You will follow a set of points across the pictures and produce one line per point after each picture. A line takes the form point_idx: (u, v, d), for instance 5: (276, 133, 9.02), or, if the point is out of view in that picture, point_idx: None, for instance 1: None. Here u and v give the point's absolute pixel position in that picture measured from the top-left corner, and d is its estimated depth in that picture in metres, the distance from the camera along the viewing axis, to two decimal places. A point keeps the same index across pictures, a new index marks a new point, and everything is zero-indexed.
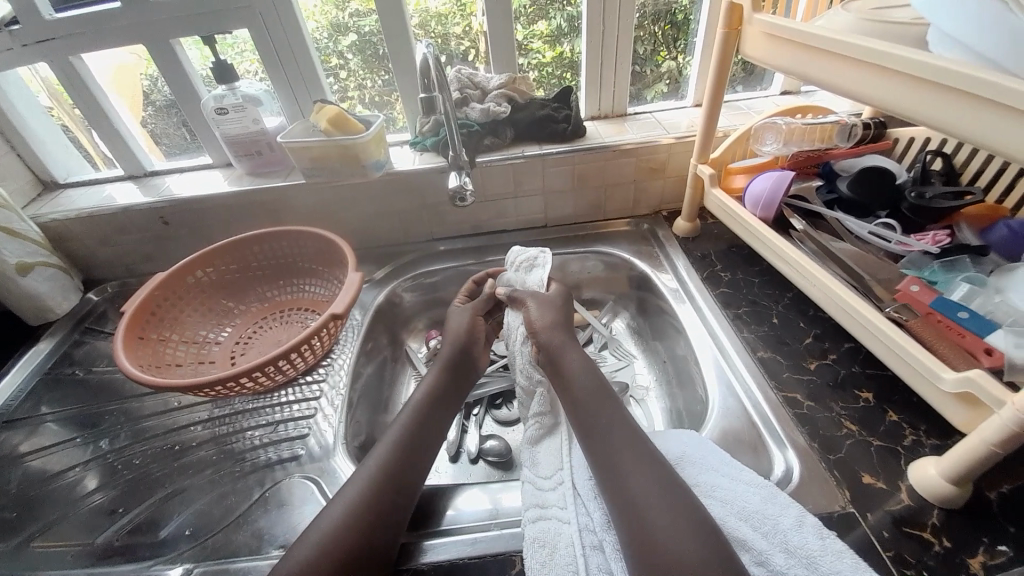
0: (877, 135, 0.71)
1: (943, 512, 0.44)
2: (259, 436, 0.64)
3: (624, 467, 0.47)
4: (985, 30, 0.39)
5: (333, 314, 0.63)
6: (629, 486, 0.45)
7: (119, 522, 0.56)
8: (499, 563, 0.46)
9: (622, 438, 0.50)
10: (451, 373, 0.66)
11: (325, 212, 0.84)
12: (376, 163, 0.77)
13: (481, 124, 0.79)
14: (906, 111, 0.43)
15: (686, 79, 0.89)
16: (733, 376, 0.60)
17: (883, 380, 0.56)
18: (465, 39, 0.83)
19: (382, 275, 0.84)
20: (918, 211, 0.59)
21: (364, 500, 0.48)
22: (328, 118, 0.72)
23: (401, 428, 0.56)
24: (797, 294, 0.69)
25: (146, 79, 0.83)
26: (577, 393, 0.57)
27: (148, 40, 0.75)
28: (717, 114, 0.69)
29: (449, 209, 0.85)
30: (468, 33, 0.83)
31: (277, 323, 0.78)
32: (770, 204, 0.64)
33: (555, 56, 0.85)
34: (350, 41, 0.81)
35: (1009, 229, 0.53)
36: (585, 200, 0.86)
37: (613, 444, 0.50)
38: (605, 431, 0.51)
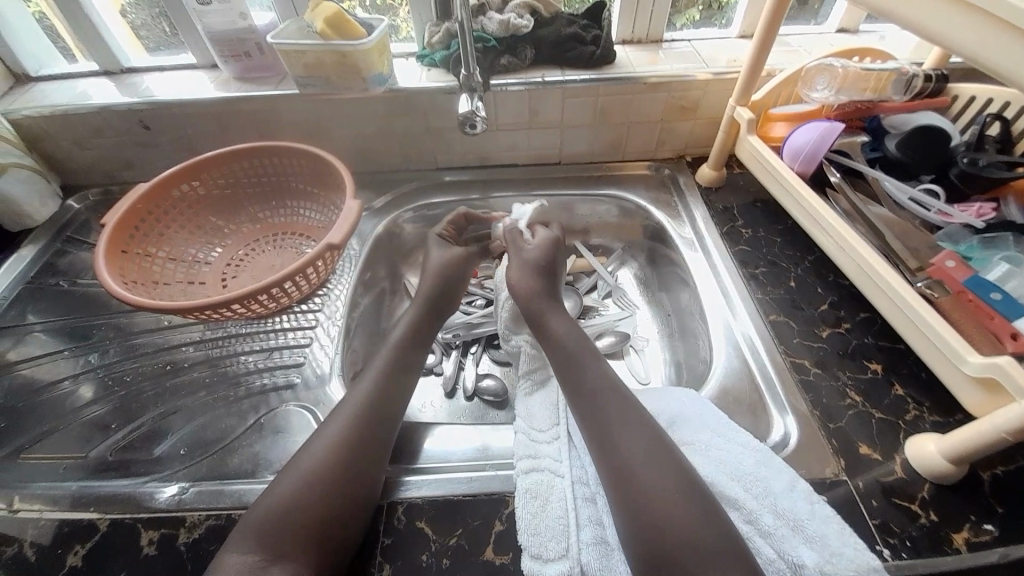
0: (937, 90, 0.64)
1: (935, 487, 0.45)
2: (254, 361, 0.63)
3: (611, 421, 0.47)
4: None
5: (330, 244, 0.59)
6: (617, 443, 0.45)
7: (114, 436, 0.56)
8: (493, 502, 0.47)
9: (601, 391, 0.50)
10: (424, 305, 0.63)
11: (318, 130, 0.77)
12: (377, 76, 0.69)
13: (498, 40, 0.71)
14: (986, 62, 0.37)
15: (731, 7, 0.79)
16: (742, 339, 0.58)
17: (894, 353, 0.54)
18: None
19: (381, 204, 0.79)
20: (966, 178, 0.54)
21: (351, 438, 0.48)
22: (325, 17, 0.63)
23: (377, 360, 0.56)
24: (818, 258, 0.65)
25: None
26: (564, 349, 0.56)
27: None
28: (767, 52, 0.61)
29: (457, 135, 0.78)
30: None
31: (270, 247, 0.75)
32: (811, 158, 0.59)
33: None
34: None
35: None
36: (604, 138, 0.79)
37: (594, 400, 0.50)
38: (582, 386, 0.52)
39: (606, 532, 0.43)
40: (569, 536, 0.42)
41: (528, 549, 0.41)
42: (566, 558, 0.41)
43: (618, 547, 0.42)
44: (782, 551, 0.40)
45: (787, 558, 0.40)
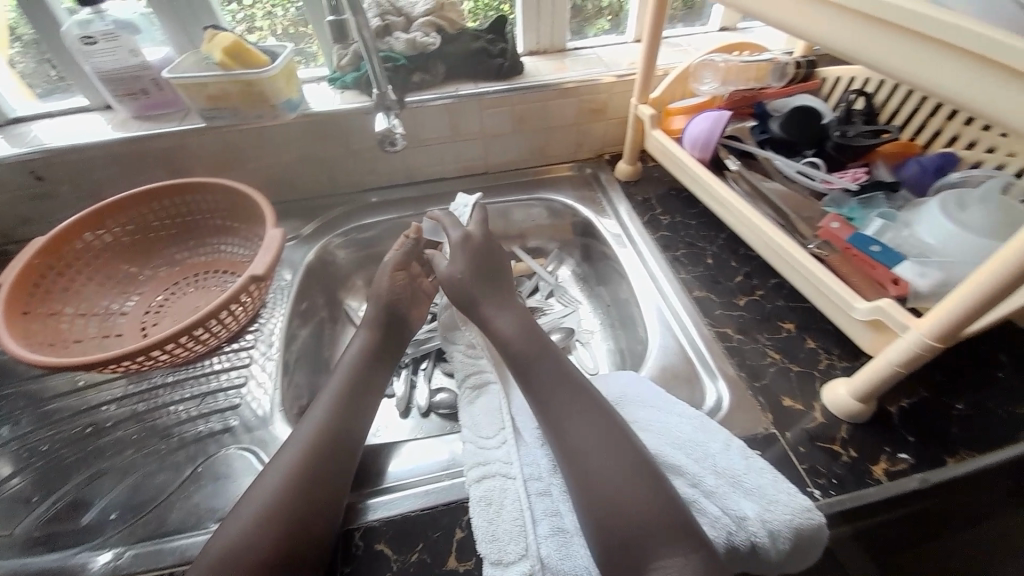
0: (807, 75, 0.72)
1: (850, 426, 0.49)
2: (186, 409, 0.59)
3: (561, 415, 0.48)
4: None
5: (253, 276, 0.57)
6: (569, 436, 0.46)
7: (37, 510, 0.51)
8: (451, 512, 0.47)
9: (543, 387, 0.51)
10: (381, 332, 0.63)
11: (234, 164, 0.75)
12: (288, 103, 0.68)
13: (408, 58, 0.72)
14: (836, 48, 0.42)
15: (626, 15, 0.85)
16: (672, 318, 0.62)
17: (803, 311, 0.60)
18: None
19: (310, 231, 0.77)
20: (841, 149, 0.61)
21: (306, 467, 0.46)
22: (224, 48, 0.62)
23: (333, 392, 0.54)
24: (730, 235, 0.71)
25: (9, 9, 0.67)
26: (511, 344, 0.56)
27: None
28: (656, 52, 0.66)
29: (380, 154, 0.78)
30: None
31: (193, 288, 0.71)
32: (707, 144, 0.64)
33: None
34: None
35: (921, 166, 0.58)
36: (526, 144, 0.82)
37: (544, 397, 0.50)
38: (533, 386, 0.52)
39: (563, 521, 0.43)
40: (526, 534, 0.42)
41: (488, 557, 0.41)
42: (525, 557, 0.41)
43: (577, 531, 0.43)
44: (726, 507, 0.42)
45: (731, 512, 0.42)
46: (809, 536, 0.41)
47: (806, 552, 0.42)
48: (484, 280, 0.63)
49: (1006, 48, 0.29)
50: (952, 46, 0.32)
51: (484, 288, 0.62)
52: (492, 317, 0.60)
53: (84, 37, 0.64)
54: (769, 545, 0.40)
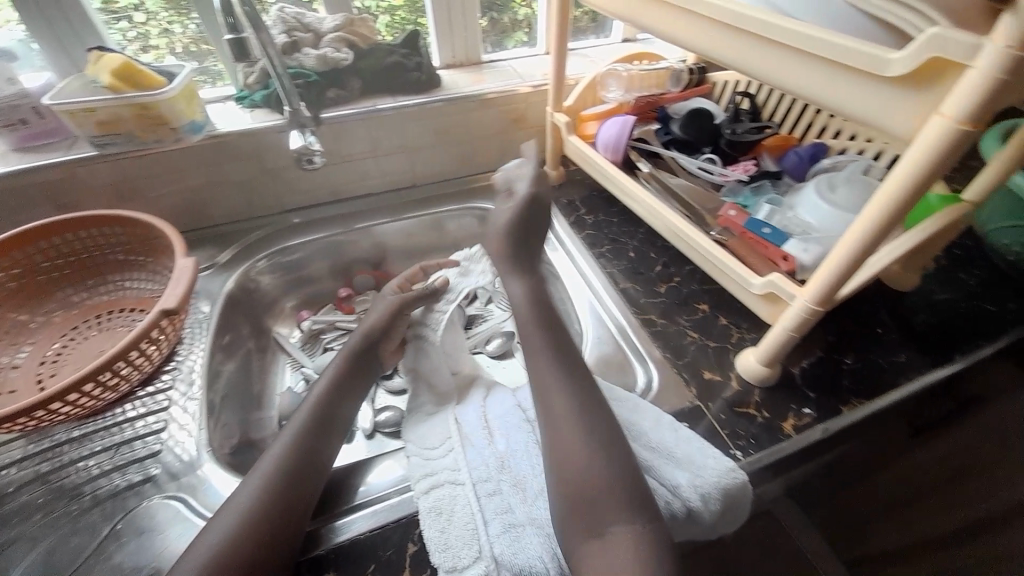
0: (699, 80, 0.80)
1: (762, 390, 0.55)
2: (97, 464, 0.53)
3: (544, 406, 0.52)
4: None
5: (164, 310, 0.53)
6: (553, 418, 0.50)
7: None
8: (401, 528, 0.46)
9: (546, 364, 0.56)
10: (363, 355, 0.63)
11: (135, 192, 0.69)
12: (191, 125, 0.65)
13: (319, 74, 0.71)
14: (713, 55, 0.47)
15: (536, 27, 0.89)
16: (603, 311, 0.66)
17: (715, 292, 0.66)
18: None
19: (227, 258, 0.73)
20: (733, 145, 0.69)
21: (273, 487, 0.46)
22: (114, 70, 0.58)
23: (301, 421, 0.53)
24: (648, 229, 0.76)
25: None
26: (524, 310, 0.63)
27: None
28: (564, 63, 0.70)
29: (299, 173, 0.76)
30: None
31: (98, 330, 0.64)
32: (619, 146, 0.69)
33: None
34: None
35: (798, 156, 0.66)
36: (451, 155, 0.83)
37: (539, 375, 0.55)
38: (534, 370, 0.56)
39: (514, 517, 0.44)
40: (478, 536, 0.42)
41: (442, 566, 0.41)
42: (480, 559, 0.41)
43: (527, 522, 0.44)
44: (662, 480, 0.46)
45: (666, 483, 0.46)
46: (736, 494, 0.45)
47: (736, 509, 0.46)
48: (521, 252, 0.68)
49: (844, 51, 0.35)
50: (802, 50, 0.38)
51: (517, 258, 0.68)
52: (508, 284, 0.67)
53: None
54: (702, 507, 0.44)
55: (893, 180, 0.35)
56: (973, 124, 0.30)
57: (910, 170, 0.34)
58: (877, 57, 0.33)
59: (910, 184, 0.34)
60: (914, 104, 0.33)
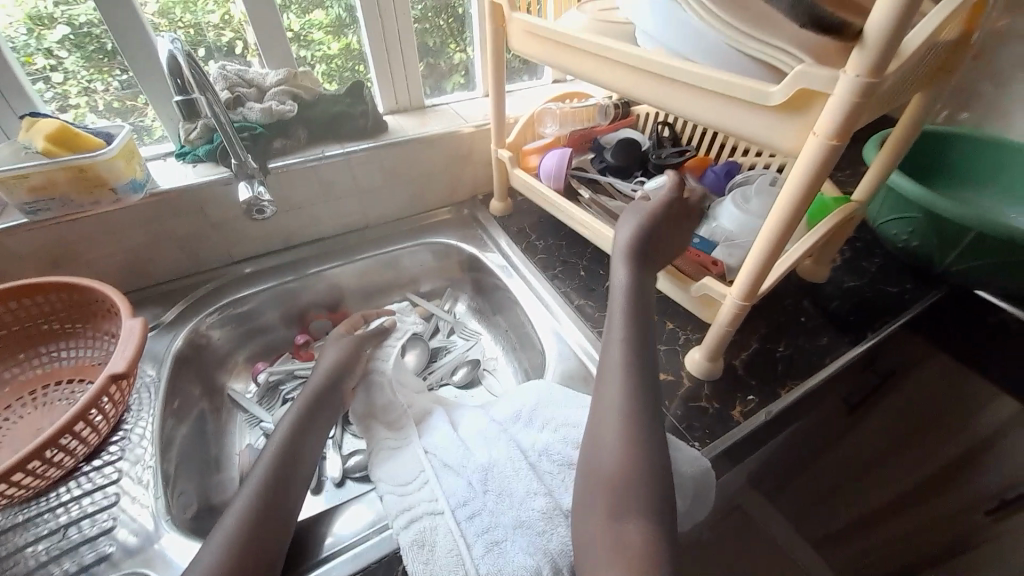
0: (624, 112, 0.89)
1: (711, 384, 0.60)
2: (44, 550, 0.48)
3: (597, 404, 0.49)
4: (659, 18, 0.48)
5: (113, 375, 0.50)
6: (598, 420, 0.48)
7: None
8: (385, 566, 0.46)
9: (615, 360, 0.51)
10: (325, 396, 0.59)
11: (68, 256, 0.66)
12: (132, 184, 0.64)
13: (265, 126, 0.72)
14: (627, 93, 0.53)
15: (472, 72, 0.95)
16: (563, 329, 0.70)
17: (660, 301, 0.71)
18: (226, 29, 0.74)
19: (173, 316, 0.71)
20: (660, 168, 0.77)
21: (235, 554, 0.41)
22: (48, 135, 0.57)
23: (264, 472, 0.48)
24: (594, 248, 0.82)
25: None
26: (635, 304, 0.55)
27: None
28: (503, 104, 0.76)
29: (248, 223, 0.75)
30: (228, 23, 0.74)
31: (32, 407, 0.60)
32: (560, 175, 0.75)
33: (342, 48, 0.83)
34: (59, 36, 0.65)
35: (716, 174, 0.75)
36: (401, 194, 0.86)
37: (607, 371, 0.51)
38: (604, 365, 0.52)
39: (495, 535, 0.45)
40: (462, 560, 0.43)
41: None
42: None
43: (506, 537, 0.45)
44: None
45: None
46: (698, 481, 0.49)
47: (702, 496, 0.49)
48: (648, 245, 0.58)
49: (732, 86, 0.42)
50: (699, 86, 0.45)
51: (642, 250, 0.57)
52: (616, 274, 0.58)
53: None
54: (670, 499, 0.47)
55: (786, 192, 0.42)
56: (840, 138, 0.37)
57: (797, 181, 0.40)
58: (761, 91, 0.40)
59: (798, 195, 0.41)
60: (795, 126, 0.40)
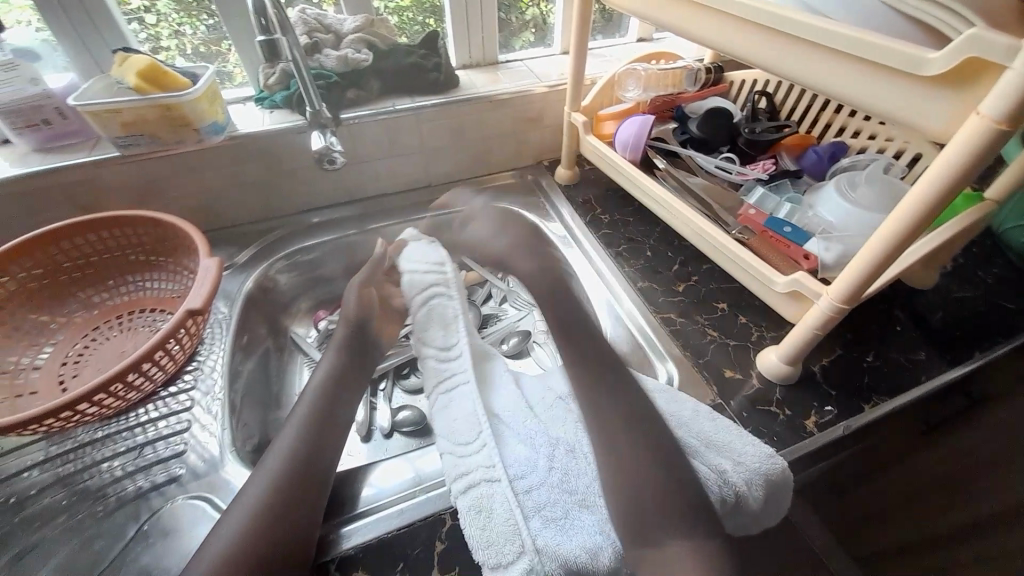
0: (716, 80, 0.80)
1: (784, 388, 0.55)
2: (120, 466, 0.53)
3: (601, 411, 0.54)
4: None
5: (190, 311, 0.53)
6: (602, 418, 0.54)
7: None
8: (429, 525, 0.46)
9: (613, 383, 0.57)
10: (346, 362, 0.68)
11: (154, 193, 0.70)
12: (214, 126, 0.65)
13: (339, 74, 0.72)
14: (738, 53, 0.46)
15: (551, 27, 0.89)
16: (622, 310, 0.66)
17: (732, 292, 0.66)
18: None
19: (246, 258, 0.74)
20: (750, 144, 0.69)
21: (277, 489, 0.47)
22: (139, 71, 0.59)
23: (304, 413, 0.58)
24: (664, 228, 0.76)
25: None
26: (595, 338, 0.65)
27: None
28: (584, 61, 0.70)
29: (317, 173, 0.76)
30: None
31: (119, 332, 0.65)
32: (637, 145, 0.69)
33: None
34: None
35: (817, 155, 0.66)
36: (466, 155, 0.84)
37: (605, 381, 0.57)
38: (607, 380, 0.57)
39: (553, 513, 0.44)
40: (519, 530, 0.42)
41: (487, 563, 0.41)
42: (524, 555, 0.41)
43: (564, 514, 0.44)
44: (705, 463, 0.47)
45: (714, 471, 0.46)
46: (778, 480, 0.46)
47: (778, 497, 0.47)
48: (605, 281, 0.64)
49: (873, 49, 0.35)
50: (828, 48, 0.38)
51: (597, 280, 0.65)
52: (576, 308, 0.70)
53: None
54: (746, 492, 0.45)
55: (920, 188, 0.35)
56: (1010, 125, 0.29)
57: (939, 174, 0.33)
58: (912, 56, 0.33)
59: (920, 207, 0.35)
60: (948, 103, 0.33)
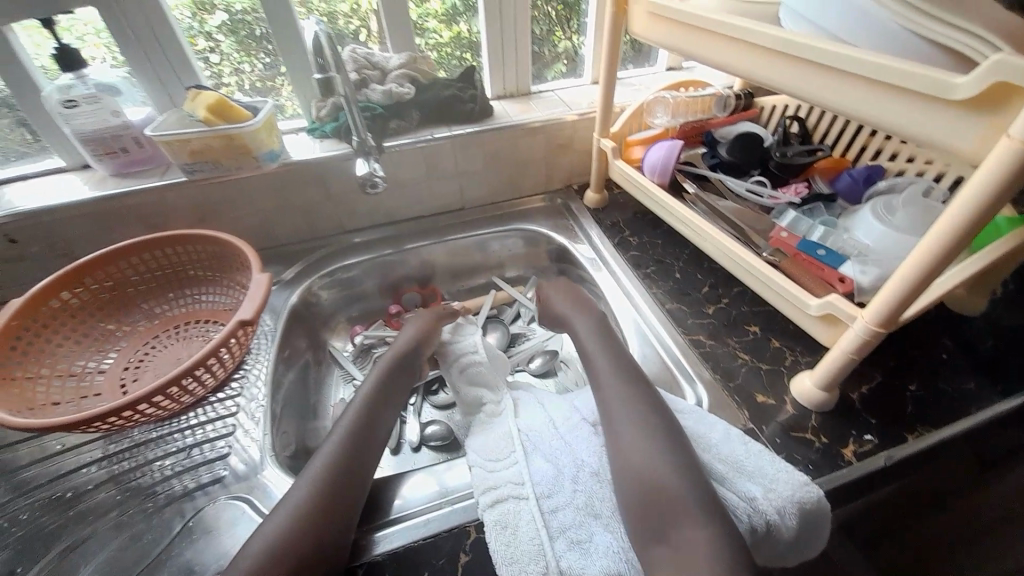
0: (747, 104, 0.82)
1: (820, 415, 0.53)
2: (170, 466, 0.57)
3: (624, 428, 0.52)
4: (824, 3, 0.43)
5: (242, 321, 0.57)
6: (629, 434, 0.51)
7: None
8: (454, 536, 0.47)
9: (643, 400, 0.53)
10: (398, 371, 0.66)
11: (213, 214, 0.76)
12: (270, 154, 0.71)
13: (384, 107, 0.77)
14: (765, 81, 0.48)
15: (582, 58, 0.93)
16: (648, 329, 0.66)
17: (765, 315, 0.65)
18: (355, 18, 0.79)
19: (292, 275, 0.78)
20: (782, 168, 0.69)
21: (317, 498, 0.47)
22: (208, 106, 0.65)
23: (351, 419, 0.57)
24: (693, 250, 0.76)
25: None
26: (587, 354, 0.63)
27: None
28: (612, 90, 0.73)
29: (359, 196, 0.81)
30: (357, 12, 0.78)
31: (176, 340, 0.70)
32: (665, 170, 0.70)
33: (453, 37, 0.84)
34: (219, 21, 0.73)
35: (852, 178, 0.65)
36: (498, 179, 0.87)
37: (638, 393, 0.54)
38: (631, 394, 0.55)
39: (579, 534, 0.44)
40: (544, 552, 0.43)
41: None
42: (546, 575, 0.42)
43: (591, 539, 0.44)
44: (734, 489, 0.45)
45: (740, 494, 0.45)
46: (812, 509, 0.44)
47: (813, 529, 0.45)
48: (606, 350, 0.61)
49: (899, 74, 0.35)
50: (853, 74, 0.39)
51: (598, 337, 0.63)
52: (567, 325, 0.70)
53: (66, 101, 0.66)
54: (780, 522, 0.43)
55: (953, 210, 0.35)
56: None
57: (970, 200, 0.33)
58: (939, 81, 0.33)
59: (951, 232, 0.35)
60: (977, 126, 0.33)
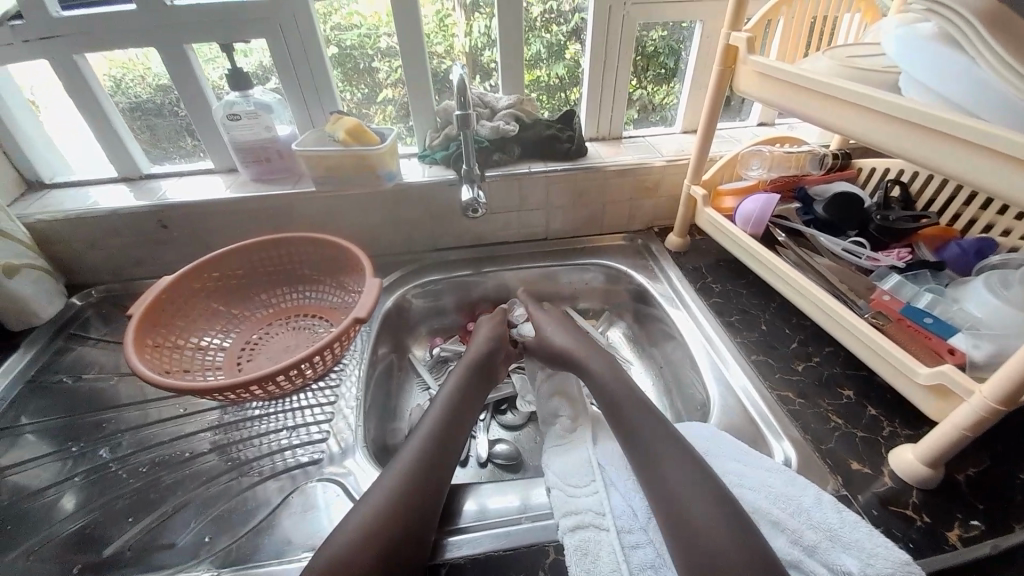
0: (843, 164, 0.82)
1: (922, 493, 0.51)
2: (274, 442, 0.62)
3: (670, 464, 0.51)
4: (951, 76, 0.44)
5: (356, 319, 0.63)
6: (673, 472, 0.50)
7: (141, 525, 0.54)
8: (533, 554, 0.48)
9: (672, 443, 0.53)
10: (473, 374, 0.68)
11: (328, 221, 0.85)
12: (388, 173, 0.79)
13: (490, 141, 0.83)
14: (881, 145, 0.48)
15: (674, 108, 0.97)
16: (731, 377, 0.65)
17: (859, 379, 0.63)
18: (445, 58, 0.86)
19: (388, 284, 0.85)
20: (883, 231, 0.68)
21: (404, 489, 0.50)
22: (347, 129, 0.75)
23: (433, 417, 0.60)
24: (781, 304, 0.76)
25: (157, 89, 0.82)
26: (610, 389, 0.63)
27: (172, 54, 0.77)
28: (709, 142, 0.76)
29: (455, 219, 0.88)
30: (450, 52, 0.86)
31: (284, 329, 0.78)
32: (759, 222, 0.71)
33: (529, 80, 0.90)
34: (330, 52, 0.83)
35: (961, 248, 0.63)
36: (584, 215, 0.91)
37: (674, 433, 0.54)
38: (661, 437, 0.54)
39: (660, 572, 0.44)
40: None
41: None
42: None
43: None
44: (829, 561, 0.44)
45: (834, 566, 0.43)
46: None
47: None
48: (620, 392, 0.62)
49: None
50: (981, 146, 0.39)
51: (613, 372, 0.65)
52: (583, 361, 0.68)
53: (230, 115, 0.78)
54: None
55: None
56: None
57: None
58: None
59: None
60: None
